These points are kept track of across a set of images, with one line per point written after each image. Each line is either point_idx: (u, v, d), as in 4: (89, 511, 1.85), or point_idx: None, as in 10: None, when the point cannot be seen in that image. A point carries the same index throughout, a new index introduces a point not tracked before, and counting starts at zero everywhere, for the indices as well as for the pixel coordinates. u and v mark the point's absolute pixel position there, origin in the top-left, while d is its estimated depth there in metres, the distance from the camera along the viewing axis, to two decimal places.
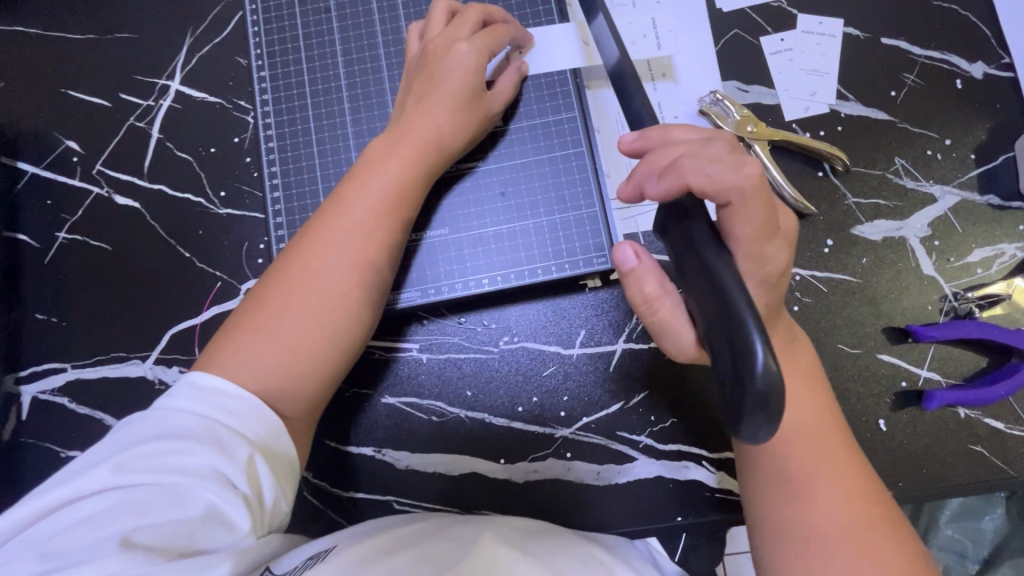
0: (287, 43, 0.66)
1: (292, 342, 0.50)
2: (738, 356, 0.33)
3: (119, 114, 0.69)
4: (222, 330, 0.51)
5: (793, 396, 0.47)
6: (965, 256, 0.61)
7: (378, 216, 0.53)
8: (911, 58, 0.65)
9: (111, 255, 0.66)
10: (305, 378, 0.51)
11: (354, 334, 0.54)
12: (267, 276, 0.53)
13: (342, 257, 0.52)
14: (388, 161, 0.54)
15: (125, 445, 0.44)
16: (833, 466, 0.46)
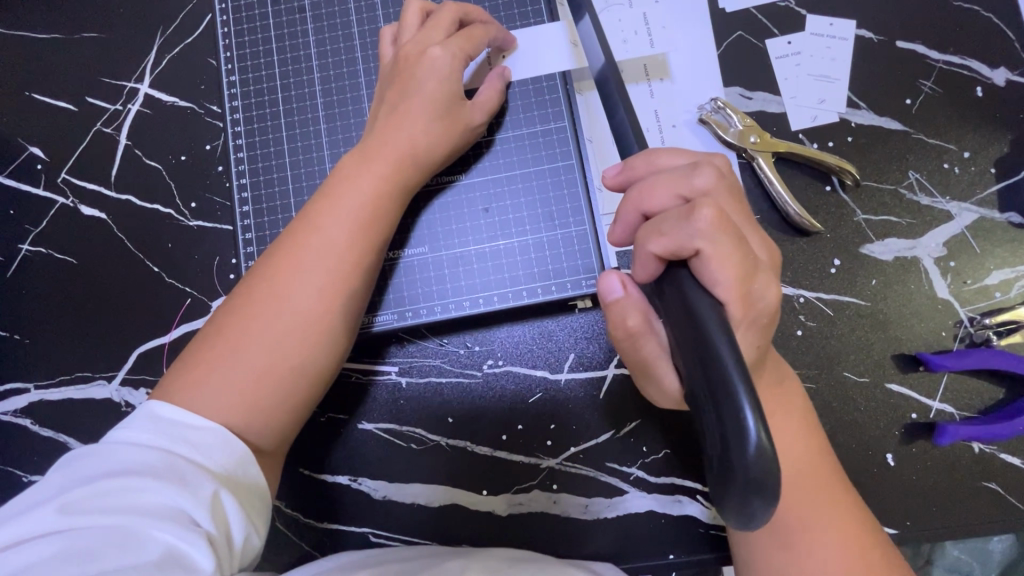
0: (260, 45, 0.62)
1: (257, 372, 0.46)
2: (727, 428, 0.30)
3: (85, 119, 0.65)
4: (181, 360, 0.48)
5: (782, 439, 0.43)
6: (983, 278, 0.57)
7: (352, 231, 0.50)
8: (928, 64, 0.60)
9: (77, 269, 0.63)
10: (272, 411, 0.47)
11: (325, 360, 0.50)
12: (231, 300, 0.49)
13: (312, 277, 0.48)
14: (361, 174, 0.51)
15: (70, 484, 0.39)
16: (831, 514, 0.42)
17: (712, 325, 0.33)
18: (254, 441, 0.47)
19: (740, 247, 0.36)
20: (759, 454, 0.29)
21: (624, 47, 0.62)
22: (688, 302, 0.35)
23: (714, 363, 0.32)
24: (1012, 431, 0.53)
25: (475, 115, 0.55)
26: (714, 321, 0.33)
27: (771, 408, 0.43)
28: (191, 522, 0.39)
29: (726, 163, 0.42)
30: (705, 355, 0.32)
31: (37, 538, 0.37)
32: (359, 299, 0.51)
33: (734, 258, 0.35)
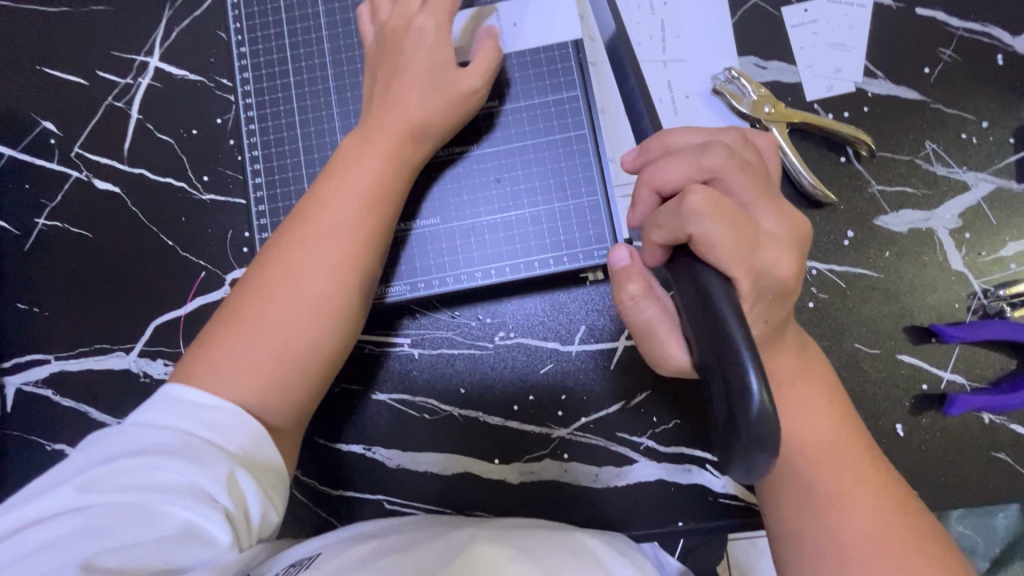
0: (269, 17, 0.62)
1: (270, 351, 0.47)
2: (732, 391, 0.30)
3: (96, 93, 0.65)
4: (193, 345, 0.48)
5: (800, 404, 0.43)
6: (998, 249, 0.57)
7: (358, 208, 0.50)
8: (948, 31, 0.59)
9: (94, 243, 0.63)
10: (287, 389, 0.47)
11: (337, 340, 0.50)
12: (241, 284, 0.50)
13: (320, 255, 0.49)
14: (365, 154, 0.51)
15: (93, 461, 0.41)
16: (856, 471, 0.42)
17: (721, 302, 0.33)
18: (270, 421, 0.47)
19: (741, 220, 0.36)
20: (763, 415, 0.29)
21: (636, 16, 0.61)
22: (699, 290, 0.34)
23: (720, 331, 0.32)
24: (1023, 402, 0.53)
25: (469, 76, 0.53)
26: (723, 300, 0.33)
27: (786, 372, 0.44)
28: (208, 498, 0.40)
29: (738, 142, 0.42)
30: (712, 328, 0.33)
31: (65, 511, 0.39)
32: (368, 280, 0.51)
33: (734, 236, 0.35)
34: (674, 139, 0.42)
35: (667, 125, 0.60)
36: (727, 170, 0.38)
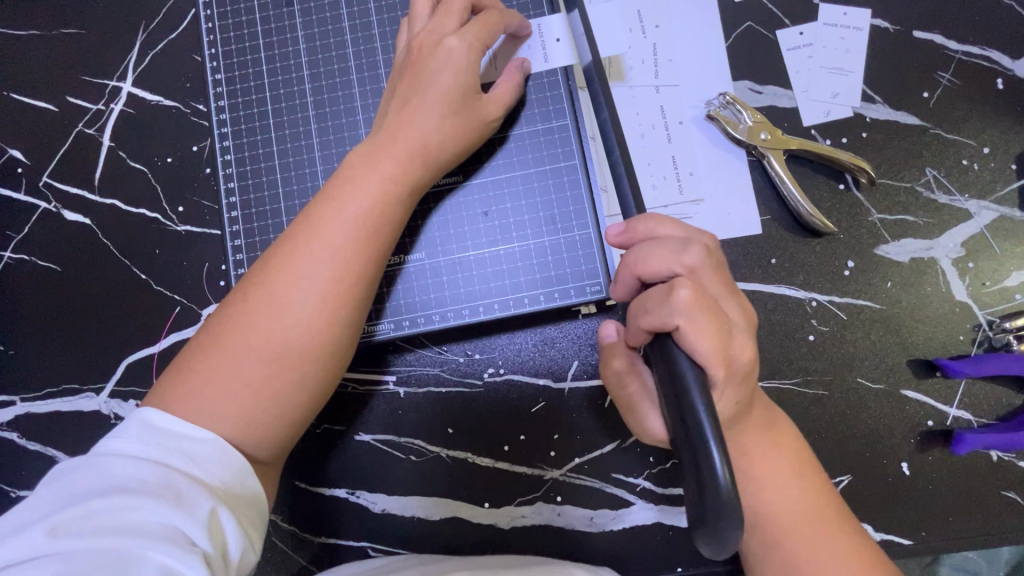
0: (246, 42, 0.59)
1: (254, 385, 0.45)
2: (700, 470, 0.31)
3: (66, 120, 0.62)
4: (176, 363, 0.46)
5: (776, 486, 0.42)
6: (1002, 280, 0.55)
7: (353, 235, 0.47)
8: (946, 55, 0.58)
9: (63, 278, 0.60)
10: (269, 424, 0.46)
11: (324, 374, 0.48)
12: (228, 305, 0.47)
13: (312, 285, 0.46)
14: (366, 173, 0.48)
15: (65, 501, 0.38)
16: (838, 546, 0.41)
17: (689, 380, 0.34)
18: (251, 453, 0.45)
19: (719, 317, 0.37)
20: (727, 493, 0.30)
21: (628, 41, 0.59)
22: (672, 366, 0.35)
23: (686, 406, 0.33)
24: None
25: (490, 108, 0.52)
26: (690, 377, 0.34)
27: (756, 451, 0.43)
28: (187, 540, 0.38)
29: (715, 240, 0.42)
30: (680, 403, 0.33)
31: (30, 558, 0.36)
32: (360, 310, 0.48)
33: (713, 330, 0.36)
34: (660, 228, 0.40)
35: (661, 153, 0.58)
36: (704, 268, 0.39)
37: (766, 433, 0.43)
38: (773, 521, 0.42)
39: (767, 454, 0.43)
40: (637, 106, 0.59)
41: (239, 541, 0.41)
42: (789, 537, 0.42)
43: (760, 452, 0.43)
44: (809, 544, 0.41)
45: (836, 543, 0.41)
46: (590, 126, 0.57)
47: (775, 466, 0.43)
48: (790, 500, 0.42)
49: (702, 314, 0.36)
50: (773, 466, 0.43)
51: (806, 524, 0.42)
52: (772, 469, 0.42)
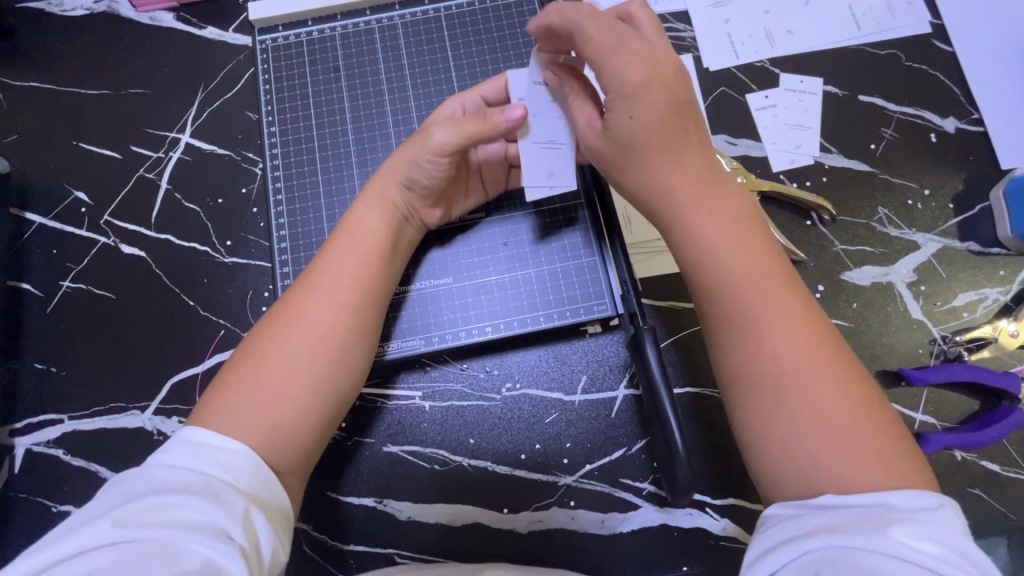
0: (297, 101, 0.68)
1: (273, 392, 0.49)
2: (668, 442, 0.51)
3: (129, 166, 0.70)
4: (209, 390, 0.50)
5: (780, 334, 0.43)
6: (950, 300, 0.63)
7: (365, 258, 0.54)
8: (887, 114, 0.69)
9: (116, 305, 0.66)
10: (287, 426, 0.48)
11: (338, 381, 0.52)
12: (252, 331, 0.52)
13: (325, 298, 0.52)
14: (364, 208, 0.56)
15: (115, 501, 0.41)
16: (841, 399, 0.41)
17: (660, 383, 0.52)
18: (278, 459, 0.48)
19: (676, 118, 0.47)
20: (679, 451, 0.50)
21: None
22: (646, 365, 0.53)
23: (655, 393, 0.52)
24: (985, 439, 0.58)
25: (437, 135, 0.54)
26: (659, 380, 0.52)
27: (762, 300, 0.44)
28: (228, 536, 0.40)
29: (675, 96, 0.47)
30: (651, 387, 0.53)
31: (87, 550, 0.38)
32: (365, 318, 0.53)
33: (653, 91, 0.46)
34: (608, 47, 0.46)
35: None
36: (691, 118, 0.48)
37: (766, 290, 0.44)
38: (765, 363, 0.43)
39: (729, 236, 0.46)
40: None
41: (272, 543, 0.44)
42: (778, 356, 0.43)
43: (723, 249, 0.46)
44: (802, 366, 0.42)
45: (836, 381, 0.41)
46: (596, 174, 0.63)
47: (757, 286, 0.44)
48: (782, 318, 0.44)
49: (651, 103, 0.46)
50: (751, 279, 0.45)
51: (809, 380, 0.42)
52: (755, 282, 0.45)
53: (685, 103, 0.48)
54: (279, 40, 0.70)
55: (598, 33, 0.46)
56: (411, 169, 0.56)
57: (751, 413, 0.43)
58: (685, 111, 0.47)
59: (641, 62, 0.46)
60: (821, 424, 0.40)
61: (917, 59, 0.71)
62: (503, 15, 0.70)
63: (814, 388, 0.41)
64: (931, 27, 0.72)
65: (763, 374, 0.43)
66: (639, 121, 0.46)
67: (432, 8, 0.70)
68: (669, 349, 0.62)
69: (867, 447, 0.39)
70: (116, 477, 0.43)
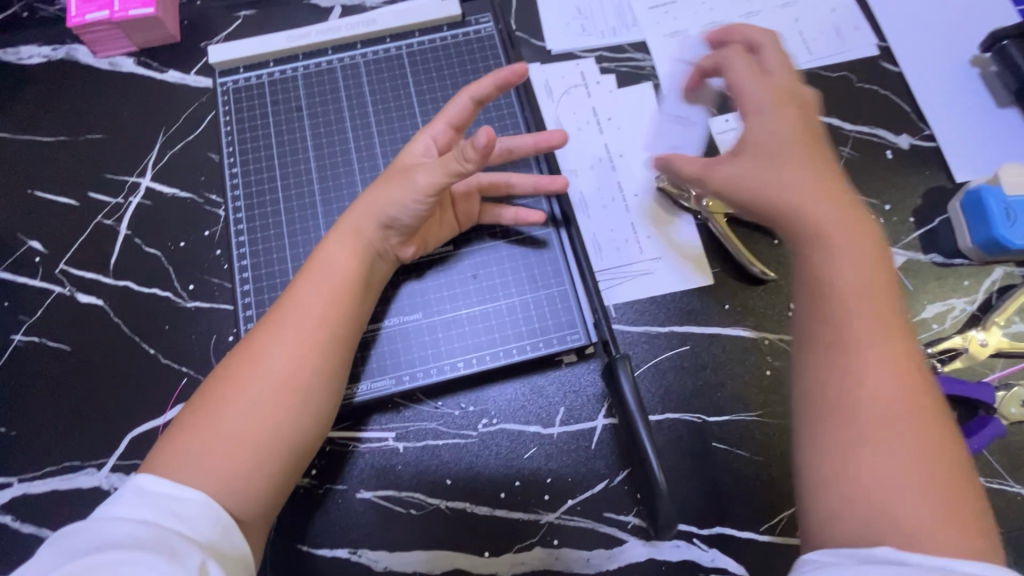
0: (259, 141, 0.68)
1: (233, 435, 0.46)
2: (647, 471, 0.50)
3: (87, 212, 0.68)
4: (164, 436, 0.47)
5: (873, 366, 0.42)
6: (919, 312, 0.64)
7: (334, 299, 0.53)
8: (843, 133, 0.71)
9: (72, 357, 0.63)
10: (251, 473, 0.46)
11: (302, 419, 0.49)
12: (214, 375, 0.50)
13: (290, 341, 0.50)
14: (336, 242, 0.55)
15: (60, 559, 0.37)
16: (922, 446, 0.40)
17: (636, 412, 0.51)
18: (237, 507, 0.45)
19: (812, 142, 0.51)
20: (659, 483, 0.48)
21: (584, 130, 0.70)
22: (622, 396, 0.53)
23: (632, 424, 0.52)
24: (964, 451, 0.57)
25: (421, 177, 0.54)
26: (636, 409, 0.52)
27: (860, 324, 0.44)
28: None
29: (803, 120, 0.52)
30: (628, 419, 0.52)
31: None
32: (333, 359, 0.52)
33: (788, 114, 0.51)
34: (734, 75, 0.54)
35: (622, 222, 0.67)
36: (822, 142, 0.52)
37: (872, 317, 0.44)
38: (853, 391, 0.42)
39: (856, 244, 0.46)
40: (598, 182, 0.68)
41: None
42: (862, 354, 0.43)
43: (847, 274, 0.45)
44: (879, 374, 0.42)
45: (912, 401, 0.41)
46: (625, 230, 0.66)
47: (871, 311, 0.44)
48: (864, 324, 0.44)
49: (782, 121, 0.51)
50: (850, 287, 0.45)
51: (901, 417, 0.41)
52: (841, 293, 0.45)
53: (816, 129, 0.52)
54: (239, 82, 0.70)
55: (739, 57, 0.54)
56: (394, 208, 0.55)
57: (825, 437, 0.43)
58: (816, 136, 0.51)
59: (778, 92, 0.52)
60: (899, 463, 0.40)
61: (868, 80, 0.73)
62: (465, 51, 0.71)
63: (897, 426, 0.41)
64: (878, 50, 0.75)
65: (852, 399, 0.42)
66: (779, 134, 0.51)
67: (393, 46, 0.71)
68: (645, 376, 0.61)
69: (936, 498, 0.39)
70: (59, 536, 0.39)
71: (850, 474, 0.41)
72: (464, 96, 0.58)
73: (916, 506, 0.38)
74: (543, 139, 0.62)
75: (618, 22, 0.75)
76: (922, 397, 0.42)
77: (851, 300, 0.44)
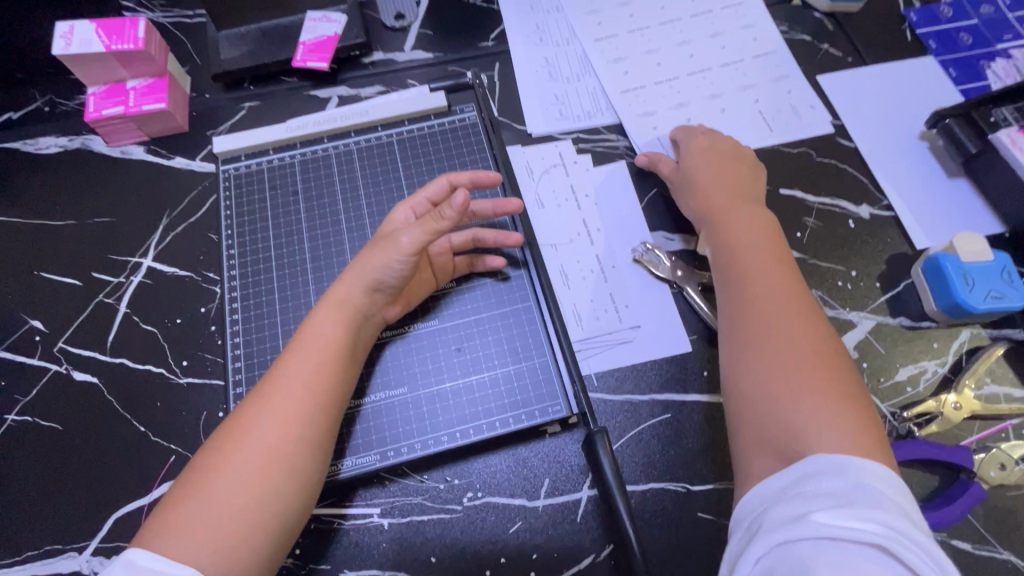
0: (257, 222, 0.72)
1: (219, 510, 0.47)
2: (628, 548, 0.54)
3: (89, 291, 0.71)
4: (152, 514, 0.48)
5: (759, 306, 0.55)
6: (893, 375, 0.66)
7: (319, 368, 0.54)
8: (807, 205, 0.76)
9: (62, 435, 0.64)
10: (236, 548, 0.46)
11: (287, 493, 0.50)
12: (203, 449, 0.51)
13: (277, 411, 0.52)
14: (324, 314, 0.57)
15: None
16: (807, 361, 0.50)
17: (614, 488, 0.55)
18: None
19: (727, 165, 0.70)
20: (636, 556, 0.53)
21: (563, 205, 0.75)
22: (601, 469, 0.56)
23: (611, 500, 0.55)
24: (948, 518, 0.57)
25: (404, 239, 0.58)
26: (614, 484, 0.55)
27: (754, 276, 0.57)
28: None
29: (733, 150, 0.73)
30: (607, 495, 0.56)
31: None
32: (319, 427, 0.53)
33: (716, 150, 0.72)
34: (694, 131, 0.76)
35: (602, 291, 0.70)
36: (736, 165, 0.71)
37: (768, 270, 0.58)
38: (748, 328, 0.54)
39: (752, 232, 0.62)
40: (577, 254, 0.72)
41: None
42: (753, 296, 0.56)
43: (744, 243, 0.61)
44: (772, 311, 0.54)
45: (808, 340, 0.52)
46: (616, 300, 0.69)
47: (762, 267, 0.58)
48: (768, 285, 0.56)
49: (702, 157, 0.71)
50: (753, 261, 0.59)
51: (787, 340, 0.52)
52: (756, 263, 0.59)
53: (729, 157, 0.72)
54: (241, 169, 0.75)
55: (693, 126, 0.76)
56: (379, 271, 0.58)
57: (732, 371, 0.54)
58: (730, 161, 0.71)
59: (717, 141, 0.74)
60: (792, 376, 0.50)
61: (826, 155, 0.79)
62: (450, 136, 0.77)
63: (783, 347, 0.51)
64: (834, 128, 0.81)
65: (749, 335, 0.54)
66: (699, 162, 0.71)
67: (385, 133, 0.77)
68: (629, 444, 0.62)
69: (826, 400, 0.48)
70: None
71: (772, 406, 0.49)
72: (442, 178, 0.65)
73: (827, 417, 0.46)
74: (500, 206, 0.68)
75: (592, 106, 0.82)
76: (803, 324, 0.53)
77: (757, 260, 0.59)
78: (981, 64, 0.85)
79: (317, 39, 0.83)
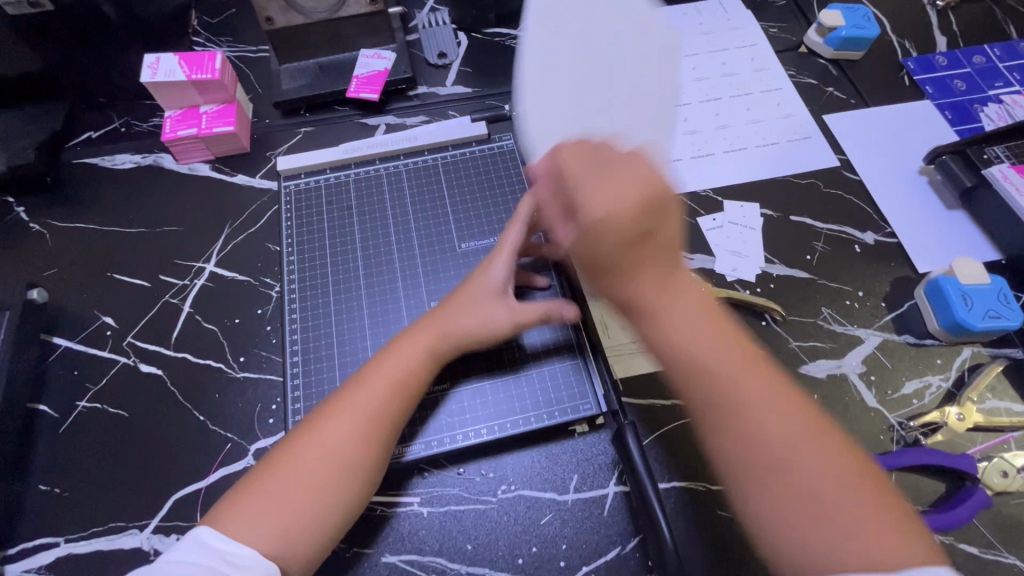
0: (314, 233, 0.79)
1: (287, 502, 0.53)
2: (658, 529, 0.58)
3: (156, 292, 0.78)
4: (231, 494, 0.55)
5: (738, 402, 0.50)
6: (900, 388, 0.70)
7: (388, 391, 0.60)
8: (816, 231, 0.82)
9: (127, 421, 0.70)
10: (292, 544, 0.53)
11: (346, 494, 0.56)
12: (278, 447, 0.58)
13: (347, 425, 0.57)
14: (408, 341, 0.63)
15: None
16: (797, 438, 0.49)
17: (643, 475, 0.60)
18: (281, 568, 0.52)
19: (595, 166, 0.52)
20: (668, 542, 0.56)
21: None
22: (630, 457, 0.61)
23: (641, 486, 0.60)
24: (953, 520, 0.61)
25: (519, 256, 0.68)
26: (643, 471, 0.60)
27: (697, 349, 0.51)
28: None
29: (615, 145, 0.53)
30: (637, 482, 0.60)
31: None
32: (380, 445, 0.58)
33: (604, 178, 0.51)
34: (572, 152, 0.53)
35: None
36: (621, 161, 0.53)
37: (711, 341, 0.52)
38: (732, 427, 0.50)
39: (691, 311, 0.52)
40: None
41: None
42: (733, 392, 0.50)
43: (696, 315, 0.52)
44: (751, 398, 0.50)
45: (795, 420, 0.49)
46: None
47: (721, 345, 0.52)
48: (742, 380, 0.51)
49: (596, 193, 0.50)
50: (717, 353, 0.51)
51: (774, 430, 0.49)
52: (719, 349, 0.52)
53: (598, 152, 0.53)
54: (300, 185, 0.83)
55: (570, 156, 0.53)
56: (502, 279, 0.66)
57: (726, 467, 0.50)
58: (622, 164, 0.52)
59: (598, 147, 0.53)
60: (798, 461, 0.48)
61: (832, 186, 0.86)
62: (488, 161, 0.85)
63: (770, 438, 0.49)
64: (839, 162, 0.88)
65: (734, 435, 0.50)
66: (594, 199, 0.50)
67: (429, 156, 0.85)
68: (653, 445, 0.67)
69: (828, 471, 0.47)
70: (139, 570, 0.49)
71: (782, 498, 0.47)
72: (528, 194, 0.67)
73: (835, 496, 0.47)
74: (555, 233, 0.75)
75: None
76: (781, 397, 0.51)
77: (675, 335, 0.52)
78: (975, 107, 0.93)
79: (369, 73, 0.92)
